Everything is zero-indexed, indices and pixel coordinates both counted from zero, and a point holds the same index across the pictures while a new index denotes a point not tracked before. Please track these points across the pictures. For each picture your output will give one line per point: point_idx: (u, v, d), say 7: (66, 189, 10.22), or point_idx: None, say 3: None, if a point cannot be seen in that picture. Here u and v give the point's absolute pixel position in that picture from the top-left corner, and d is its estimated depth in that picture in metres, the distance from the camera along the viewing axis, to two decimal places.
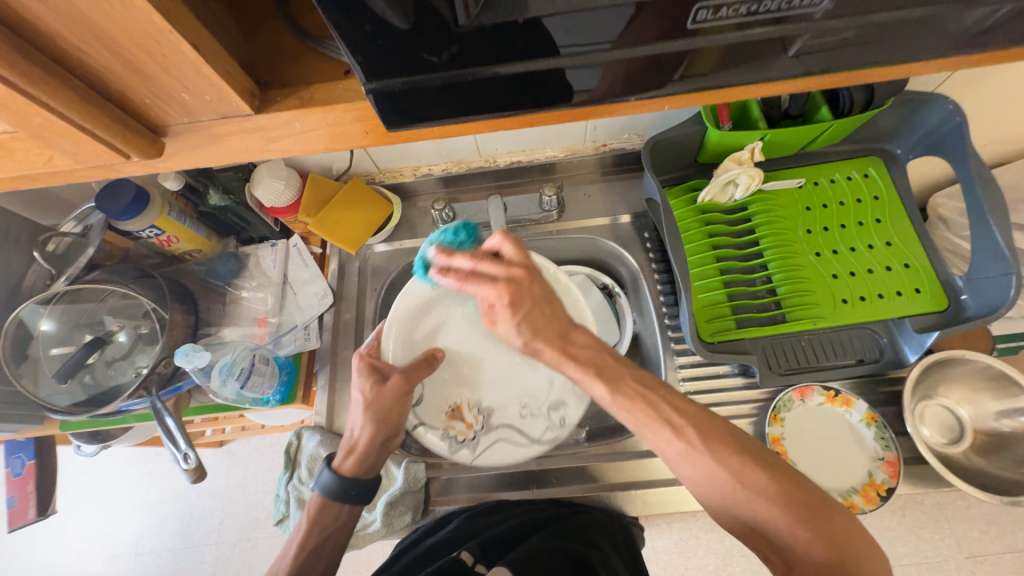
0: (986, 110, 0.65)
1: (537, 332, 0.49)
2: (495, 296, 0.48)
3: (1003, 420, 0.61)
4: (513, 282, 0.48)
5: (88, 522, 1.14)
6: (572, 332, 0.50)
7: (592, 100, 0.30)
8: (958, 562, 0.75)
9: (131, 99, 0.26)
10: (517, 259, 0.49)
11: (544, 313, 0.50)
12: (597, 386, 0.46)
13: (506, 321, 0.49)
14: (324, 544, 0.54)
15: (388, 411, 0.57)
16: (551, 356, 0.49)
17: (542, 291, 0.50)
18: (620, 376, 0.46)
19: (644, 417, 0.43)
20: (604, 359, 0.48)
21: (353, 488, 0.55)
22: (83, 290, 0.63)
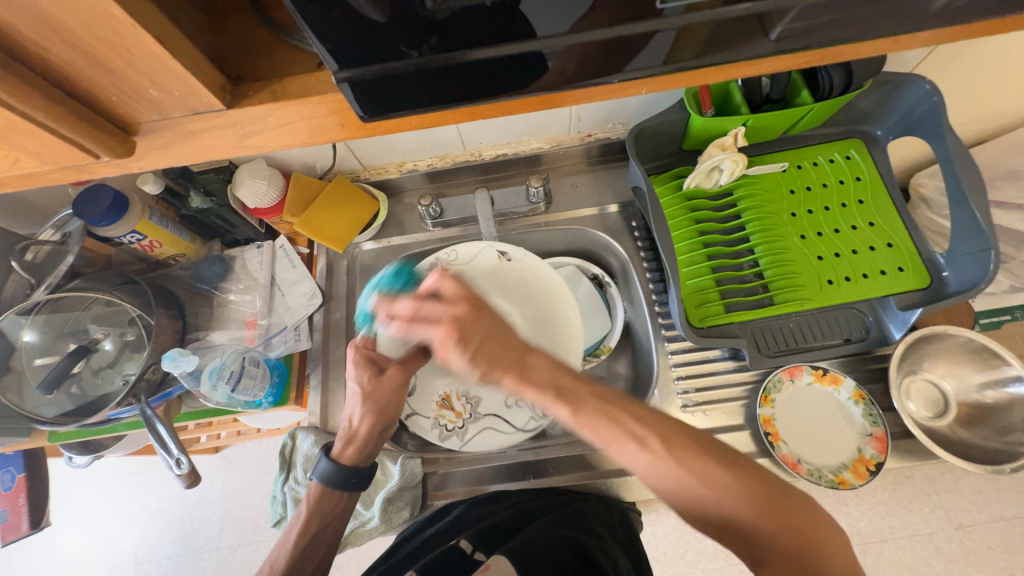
0: (964, 88, 0.66)
1: (491, 362, 0.42)
2: (439, 333, 0.43)
3: (986, 392, 0.62)
4: (455, 320, 0.43)
5: (85, 534, 1.13)
6: (530, 357, 0.43)
7: (569, 85, 0.30)
8: (948, 533, 0.77)
9: (98, 97, 0.26)
10: (458, 294, 0.44)
11: (496, 344, 0.43)
12: (561, 411, 0.41)
13: (457, 357, 0.42)
14: (324, 529, 0.54)
15: (388, 401, 0.57)
16: (511, 387, 0.42)
17: (488, 323, 0.43)
18: (581, 396, 0.41)
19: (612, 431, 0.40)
20: (564, 381, 0.42)
21: (353, 475, 0.55)
22: (64, 299, 0.62)
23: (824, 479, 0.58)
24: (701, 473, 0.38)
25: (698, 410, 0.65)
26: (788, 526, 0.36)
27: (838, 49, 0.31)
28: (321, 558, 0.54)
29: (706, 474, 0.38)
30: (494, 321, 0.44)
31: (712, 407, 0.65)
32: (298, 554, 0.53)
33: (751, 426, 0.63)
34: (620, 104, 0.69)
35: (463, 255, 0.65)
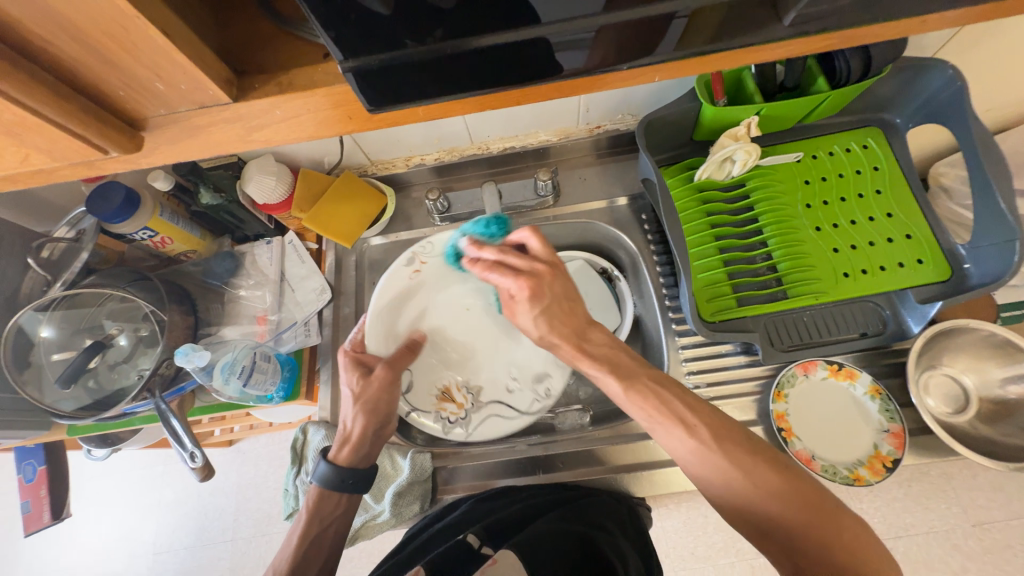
0: (987, 73, 0.64)
1: (553, 324, 0.49)
2: (515, 287, 0.49)
3: (1009, 386, 0.61)
4: (535, 277, 0.48)
5: (105, 524, 1.16)
6: (588, 330, 0.50)
7: (579, 74, 0.29)
8: (965, 530, 0.76)
9: (104, 92, 0.26)
10: (541, 255, 0.50)
11: (562, 308, 0.50)
12: (612, 383, 0.46)
13: (524, 309, 0.50)
14: (325, 530, 0.54)
15: (382, 400, 0.57)
16: (564, 353, 0.50)
17: (558, 290, 0.49)
18: (636, 374, 0.46)
19: (659, 414, 0.43)
20: (619, 358, 0.48)
21: (348, 478, 0.55)
22: (80, 295, 0.63)
23: (839, 476, 0.57)
24: (738, 462, 0.40)
25: None
26: (831, 536, 0.36)
27: (859, 31, 0.29)
28: (326, 559, 0.54)
29: (747, 465, 0.40)
30: (564, 290, 0.50)
31: (724, 402, 0.64)
32: (302, 554, 0.53)
33: (765, 421, 0.62)
34: (630, 95, 0.67)
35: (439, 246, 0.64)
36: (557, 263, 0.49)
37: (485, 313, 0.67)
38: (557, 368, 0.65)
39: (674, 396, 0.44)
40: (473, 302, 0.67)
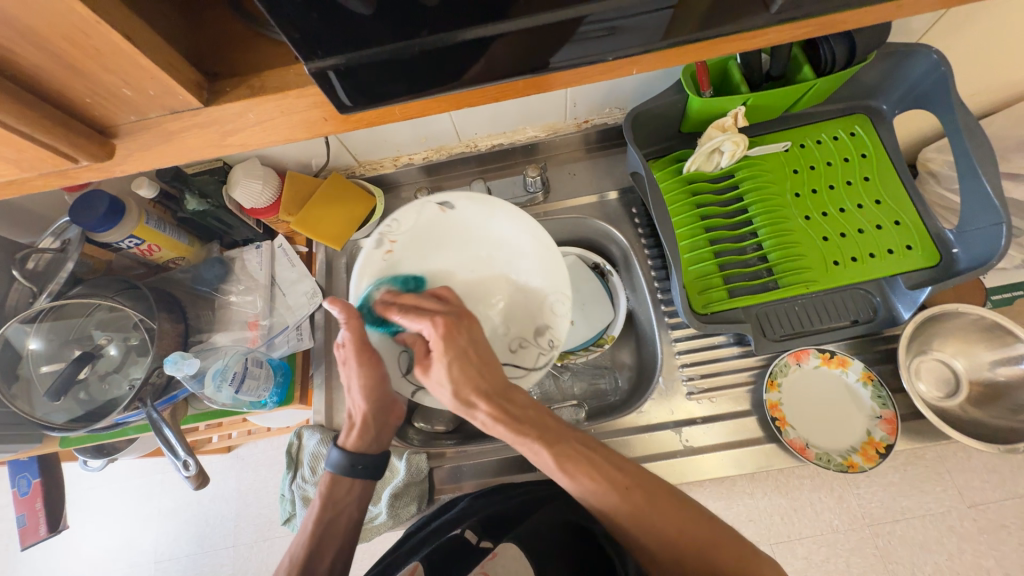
0: (972, 56, 0.64)
1: (472, 376, 0.50)
2: (431, 330, 0.49)
3: (998, 369, 0.61)
4: (452, 319, 0.50)
5: (104, 535, 1.15)
6: (511, 392, 0.51)
7: (558, 66, 0.29)
8: (961, 512, 0.76)
9: (71, 100, 0.25)
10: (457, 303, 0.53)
11: (476, 359, 0.50)
12: (545, 453, 0.48)
13: (436, 360, 0.50)
14: (339, 516, 0.55)
15: (380, 384, 0.54)
16: (486, 414, 0.49)
17: (474, 336, 0.51)
18: (563, 439, 0.49)
19: (592, 479, 0.47)
20: (545, 420, 0.51)
21: (359, 462, 0.56)
22: (67, 306, 0.62)
23: (833, 463, 0.57)
24: (659, 512, 0.46)
25: (703, 397, 0.64)
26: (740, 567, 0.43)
27: (835, 19, 0.29)
28: (339, 544, 0.55)
29: (669, 516, 0.46)
30: (478, 340, 0.51)
31: (718, 394, 0.64)
32: (317, 540, 0.54)
33: (758, 411, 0.62)
34: (616, 88, 0.67)
35: (407, 223, 0.58)
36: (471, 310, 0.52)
37: (470, 274, 0.59)
38: (556, 315, 0.58)
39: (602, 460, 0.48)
40: (455, 266, 0.59)
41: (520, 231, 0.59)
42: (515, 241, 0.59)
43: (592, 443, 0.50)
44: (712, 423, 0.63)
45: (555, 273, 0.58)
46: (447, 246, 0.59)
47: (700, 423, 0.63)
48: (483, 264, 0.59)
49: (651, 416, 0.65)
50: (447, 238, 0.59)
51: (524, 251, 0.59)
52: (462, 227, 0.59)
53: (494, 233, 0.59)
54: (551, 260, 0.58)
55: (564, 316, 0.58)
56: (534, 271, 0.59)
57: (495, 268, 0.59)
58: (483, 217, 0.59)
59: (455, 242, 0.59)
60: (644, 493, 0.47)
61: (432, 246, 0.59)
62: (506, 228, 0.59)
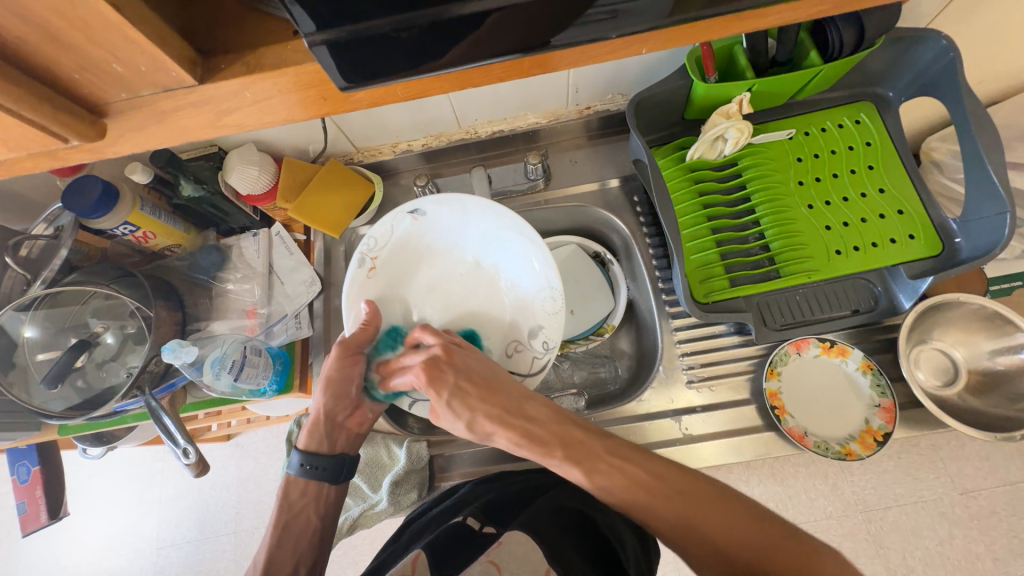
0: (980, 43, 0.63)
1: (476, 404, 0.51)
2: (416, 378, 0.52)
3: (997, 358, 0.61)
4: (430, 361, 0.51)
5: (106, 521, 1.16)
6: (526, 405, 0.51)
7: (559, 43, 0.28)
8: (953, 499, 0.78)
9: (58, 75, 0.24)
10: (435, 341, 0.54)
11: (476, 385, 0.51)
12: (573, 471, 0.47)
13: (437, 406, 0.51)
14: (295, 518, 0.55)
15: (343, 383, 0.56)
16: (510, 439, 0.49)
17: (466, 363, 0.52)
18: (595, 454, 0.47)
19: (628, 487, 0.45)
20: (570, 433, 0.49)
21: (309, 463, 0.55)
22: (61, 293, 0.61)
23: (831, 452, 0.58)
24: (709, 516, 0.42)
25: (703, 386, 0.64)
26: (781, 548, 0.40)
27: None
28: (303, 546, 0.54)
29: (718, 519, 0.42)
30: (473, 363, 0.53)
31: (717, 382, 0.64)
32: (274, 542, 0.53)
33: (757, 400, 0.63)
34: (619, 73, 0.65)
35: (384, 237, 0.59)
36: (449, 342, 0.53)
37: (458, 277, 0.61)
38: (548, 317, 0.58)
39: (638, 468, 0.45)
40: (443, 269, 0.61)
41: (497, 228, 0.59)
42: (496, 240, 0.59)
43: (626, 450, 0.47)
44: (711, 412, 0.63)
45: (541, 269, 0.57)
46: (433, 256, 0.61)
47: (699, 412, 0.63)
48: (468, 266, 0.61)
49: (650, 404, 0.65)
50: (429, 244, 0.61)
51: (505, 251, 0.60)
52: (440, 230, 0.61)
53: (475, 236, 0.60)
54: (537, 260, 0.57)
55: (558, 314, 0.57)
56: (522, 269, 0.59)
57: (481, 267, 0.61)
58: (458, 219, 0.60)
59: (438, 247, 0.61)
60: (688, 497, 0.44)
61: (415, 255, 0.61)
62: (483, 229, 0.60)
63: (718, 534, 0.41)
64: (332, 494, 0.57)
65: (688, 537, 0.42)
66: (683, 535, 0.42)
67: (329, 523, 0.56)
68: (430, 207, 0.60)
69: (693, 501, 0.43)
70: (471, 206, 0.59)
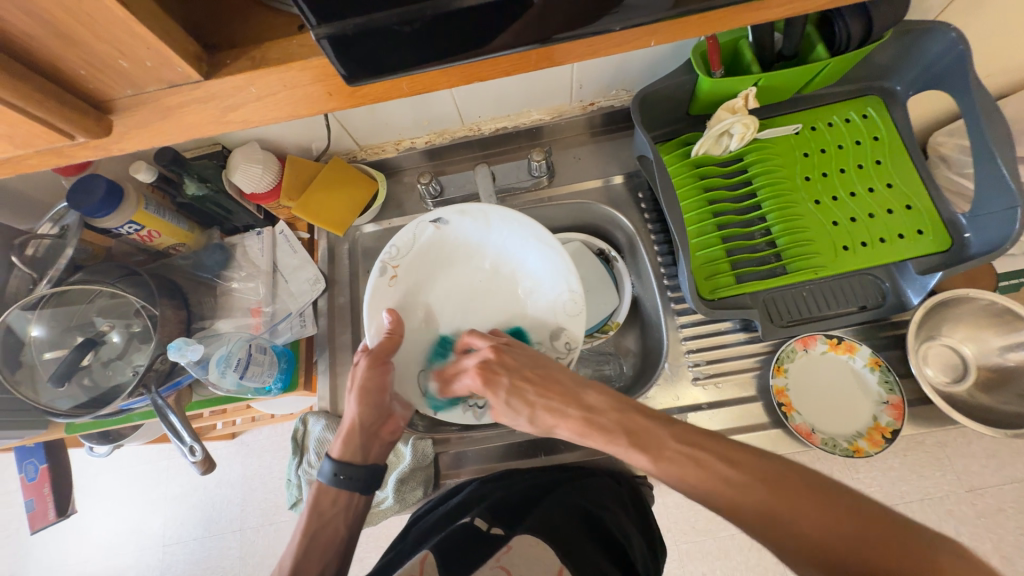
0: (988, 36, 0.62)
1: (536, 399, 0.53)
2: (473, 381, 0.55)
3: (1007, 354, 0.61)
4: (484, 364, 0.54)
5: (112, 518, 1.16)
6: (583, 394, 0.51)
7: (564, 37, 0.28)
8: (959, 496, 0.77)
9: (64, 71, 0.25)
10: (485, 346, 0.56)
11: (532, 380, 0.53)
12: (640, 458, 0.45)
13: (497, 406, 0.54)
14: (325, 528, 0.54)
15: (377, 391, 0.56)
16: (571, 429, 0.50)
17: (518, 360, 0.54)
18: (661, 441, 0.45)
19: (703, 477, 0.41)
20: (634, 420, 0.48)
21: (342, 472, 0.55)
22: (69, 292, 0.62)
23: (839, 449, 0.57)
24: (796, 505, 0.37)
25: (709, 383, 0.64)
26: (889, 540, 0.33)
27: None
28: (329, 558, 0.53)
29: (816, 511, 0.36)
30: (524, 359, 0.55)
31: (723, 379, 0.64)
32: (302, 552, 0.52)
33: (765, 397, 0.62)
34: (625, 68, 0.65)
35: (406, 246, 0.58)
36: (499, 345, 0.55)
37: (479, 284, 0.61)
38: (570, 319, 0.58)
39: (711, 454, 0.42)
40: (463, 276, 0.61)
41: (518, 235, 0.58)
42: (516, 246, 0.59)
43: (697, 437, 0.44)
44: (718, 409, 0.63)
45: (561, 272, 0.57)
46: (452, 262, 0.61)
47: (706, 409, 0.63)
48: (488, 272, 0.61)
49: (656, 402, 0.65)
50: (450, 251, 0.60)
51: (526, 256, 0.59)
52: (461, 238, 0.60)
53: (495, 241, 0.60)
54: (558, 265, 0.57)
55: (579, 316, 0.58)
56: (541, 274, 0.59)
57: (501, 274, 0.61)
58: (479, 227, 0.59)
59: (457, 254, 0.61)
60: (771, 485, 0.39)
61: (435, 262, 0.60)
62: (504, 236, 0.59)
63: (814, 529, 0.36)
64: (361, 503, 0.56)
65: (780, 533, 0.37)
66: (772, 530, 0.37)
67: (356, 532, 0.55)
68: (449, 214, 0.59)
69: (781, 490, 0.38)
70: (490, 212, 0.58)
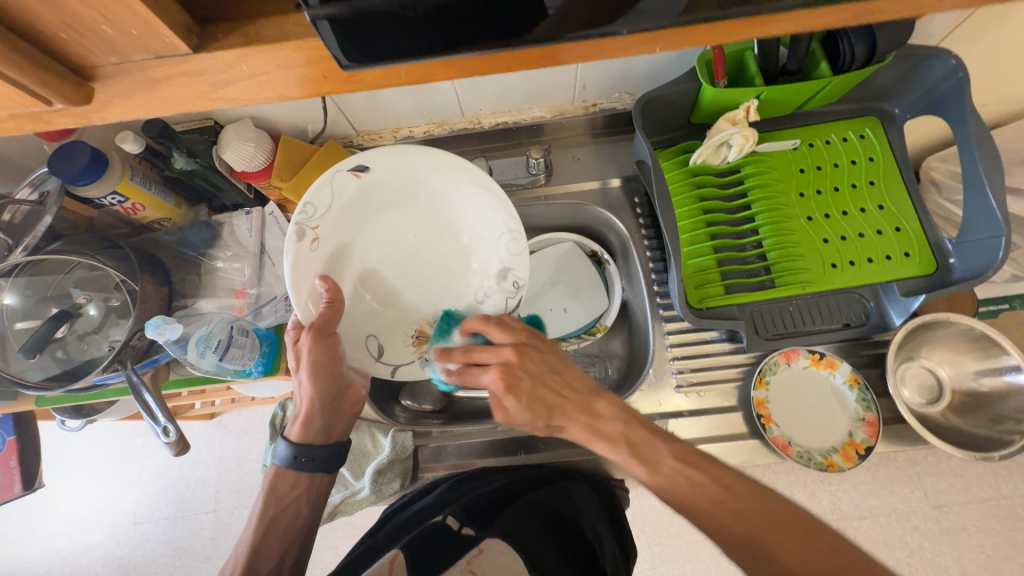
0: (985, 65, 0.63)
1: (557, 405, 0.50)
2: (492, 381, 0.50)
3: (982, 379, 0.62)
4: (507, 364, 0.51)
5: (84, 493, 1.14)
6: (594, 403, 0.50)
7: (575, 35, 0.27)
8: (926, 513, 0.79)
9: (44, 33, 0.24)
10: (506, 340, 0.53)
11: (551, 386, 0.51)
12: (638, 468, 0.45)
13: (513, 409, 0.50)
14: (285, 510, 0.53)
15: (331, 365, 0.52)
16: (578, 434, 0.50)
17: (540, 364, 0.52)
18: (659, 455, 0.45)
19: (691, 489, 0.42)
20: (636, 433, 0.47)
21: (302, 455, 0.54)
22: (44, 262, 0.60)
23: (813, 462, 0.58)
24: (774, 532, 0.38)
25: (692, 391, 0.64)
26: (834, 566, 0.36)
27: (870, 8, 0.28)
28: (284, 543, 0.52)
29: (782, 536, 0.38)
30: (544, 363, 0.52)
31: (706, 388, 0.65)
32: (260, 538, 0.51)
33: (745, 408, 0.63)
34: (629, 70, 0.64)
35: (325, 203, 0.50)
36: (523, 345, 0.52)
37: (412, 236, 0.57)
38: (517, 258, 0.57)
39: (707, 476, 0.43)
40: (393, 229, 0.56)
41: (449, 182, 0.55)
42: (446, 188, 0.56)
43: (693, 457, 0.45)
44: (698, 417, 0.63)
45: (498, 211, 0.56)
46: (378, 216, 0.55)
47: (687, 416, 0.63)
48: (422, 224, 0.57)
49: (639, 407, 0.65)
50: (376, 203, 0.54)
51: (463, 204, 0.57)
52: (389, 187, 0.54)
53: (423, 186, 0.55)
54: (496, 207, 0.56)
55: (521, 254, 0.57)
56: (479, 215, 0.57)
57: (437, 223, 0.57)
58: (403, 173, 0.54)
59: (385, 207, 0.55)
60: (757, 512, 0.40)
61: (362, 218, 0.54)
62: (433, 179, 0.55)
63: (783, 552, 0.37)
64: (324, 483, 0.56)
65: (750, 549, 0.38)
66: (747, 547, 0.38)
67: (317, 511, 0.55)
68: (368, 158, 0.52)
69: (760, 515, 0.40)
70: (410, 148, 0.53)
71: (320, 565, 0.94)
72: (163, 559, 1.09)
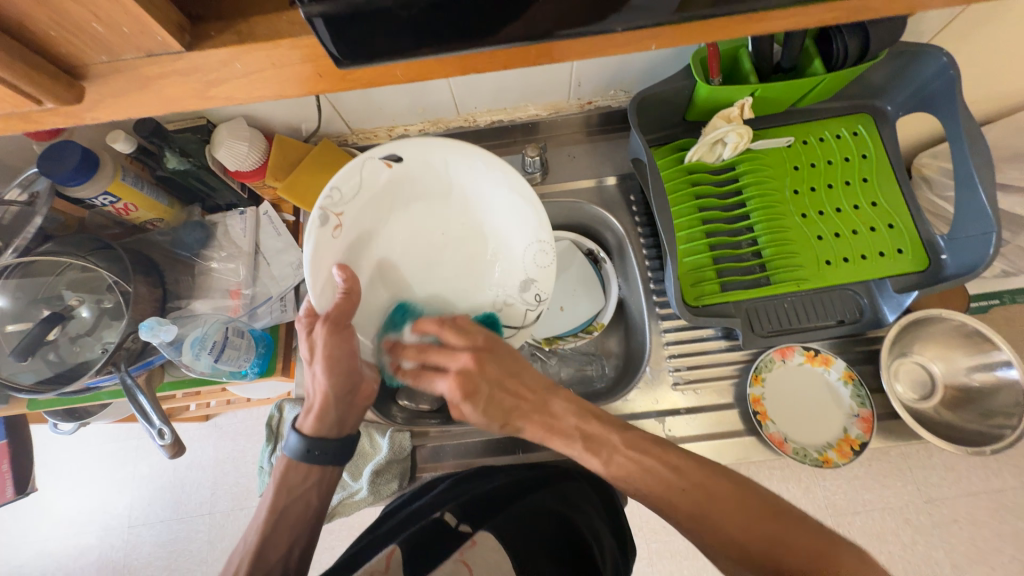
0: (975, 63, 0.63)
1: (514, 410, 0.52)
2: (449, 389, 0.50)
3: (974, 374, 0.63)
4: (465, 373, 0.50)
5: (78, 496, 1.13)
6: (550, 402, 0.52)
7: (567, 33, 0.27)
8: (918, 506, 0.80)
9: (32, 31, 0.23)
10: (462, 344, 0.51)
11: (509, 390, 0.52)
12: (592, 459, 0.49)
13: (471, 414, 0.51)
14: (294, 503, 0.53)
15: (346, 360, 0.52)
16: (535, 433, 0.52)
17: (499, 368, 0.51)
18: (612, 447, 0.49)
19: (647, 479, 0.46)
20: (590, 425, 0.50)
21: (314, 448, 0.54)
22: (36, 263, 0.59)
23: (809, 458, 0.59)
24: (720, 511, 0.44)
25: (688, 388, 0.65)
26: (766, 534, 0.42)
27: (862, 6, 0.28)
28: (295, 533, 0.53)
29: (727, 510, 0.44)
30: (503, 366, 0.52)
31: (702, 385, 0.65)
32: (269, 528, 0.52)
33: (741, 405, 0.63)
34: (623, 68, 0.64)
35: (353, 189, 0.48)
36: (478, 351, 0.51)
37: (438, 235, 0.56)
38: (542, 270, 0.57)
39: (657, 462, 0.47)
40: (419, 225, 0.55)
41: (485, 185, 0.55)
42: (482, 191, 0.55)
43: (645, 444, 0.48)
44: (695, 414, 0.64)
45: (529, 221, 0.55)
46: (405, 209, 0.54)
47: (684, 414, 0.64)
48: (452, 225, 0.56)
49: (635, 404, 0.65)
50: (405, 196, 0.53)
51: (494, 208, 0.56)
52: (420, 181, 0.53)
53: (458, 185, 0.55)
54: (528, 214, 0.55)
55: (547, 266, 0.57)
56: (508, 222, 0.56)
57: (465, 225, 0.57)
58: (438, 168, 0.53)
59: (413, 201, 0.54)
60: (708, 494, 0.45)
61: (389, 209, 0.53)
62: (469, 180, 0.54)
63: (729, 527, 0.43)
64: (334, 477, 0.56)
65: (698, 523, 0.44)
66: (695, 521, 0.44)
67: (326, 505, 0.55)
68: (405, 150, 0.51)
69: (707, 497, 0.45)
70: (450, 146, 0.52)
71: (317, 565, 0.94)
72: (158, 562, 1.08)
